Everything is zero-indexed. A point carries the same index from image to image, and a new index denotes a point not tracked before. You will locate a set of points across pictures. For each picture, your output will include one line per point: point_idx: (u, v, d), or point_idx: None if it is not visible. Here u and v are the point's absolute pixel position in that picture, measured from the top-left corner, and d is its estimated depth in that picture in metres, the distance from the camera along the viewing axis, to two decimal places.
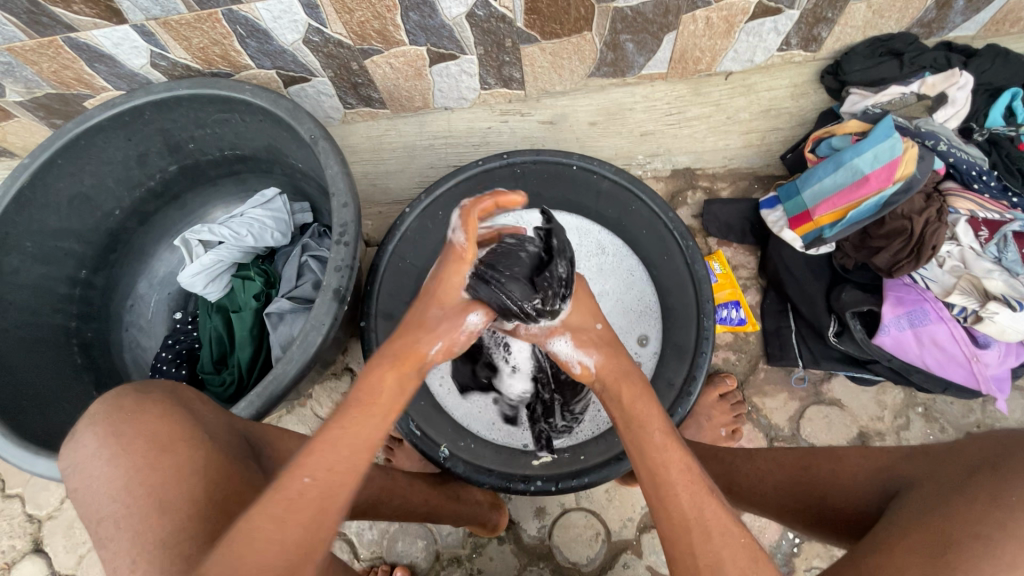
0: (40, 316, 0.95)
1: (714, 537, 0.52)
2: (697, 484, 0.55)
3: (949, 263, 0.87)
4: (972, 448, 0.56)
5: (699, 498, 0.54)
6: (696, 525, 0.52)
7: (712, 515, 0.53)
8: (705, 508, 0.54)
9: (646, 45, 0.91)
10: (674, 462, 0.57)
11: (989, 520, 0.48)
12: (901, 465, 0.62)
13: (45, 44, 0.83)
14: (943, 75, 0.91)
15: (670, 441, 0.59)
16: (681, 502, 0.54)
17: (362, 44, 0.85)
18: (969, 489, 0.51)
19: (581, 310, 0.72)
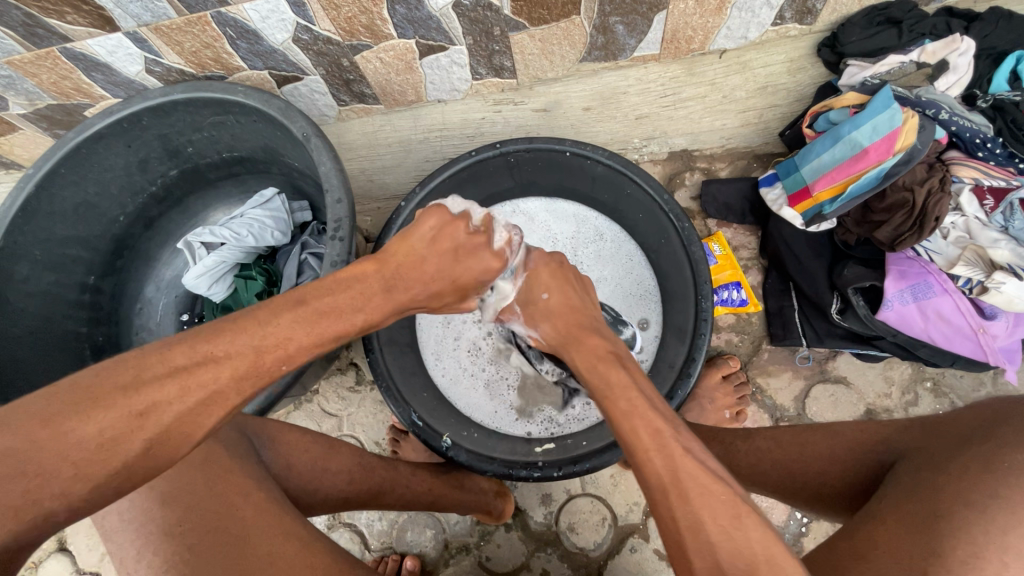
0: (53, 322, 0.98)
1: (691, 498, 0.50)
2: (672, 446, 0.54)
3: (953, 234, 0.85)
4: (965, 417, 0.55)
5: (677, 460, 0.52)
6: (685, 493, 0.50)
7: (688, 475, 0.51)
8: (681, 467, 0.52)
9: (637, 26, 0.88)
10: (641, 424, 0.56)
11: (982, 487, 0.48)
12: (895, 437, 0.62)
13: (43, 55, 0.85)
14: (943, 42, 0.88)
15: (635, 400, 0.58)
16: (659, 469, 0.53)
17: (351, 39, 0.86)
18: (960, 457, 0.51)
19: (535, 279, 0.76)
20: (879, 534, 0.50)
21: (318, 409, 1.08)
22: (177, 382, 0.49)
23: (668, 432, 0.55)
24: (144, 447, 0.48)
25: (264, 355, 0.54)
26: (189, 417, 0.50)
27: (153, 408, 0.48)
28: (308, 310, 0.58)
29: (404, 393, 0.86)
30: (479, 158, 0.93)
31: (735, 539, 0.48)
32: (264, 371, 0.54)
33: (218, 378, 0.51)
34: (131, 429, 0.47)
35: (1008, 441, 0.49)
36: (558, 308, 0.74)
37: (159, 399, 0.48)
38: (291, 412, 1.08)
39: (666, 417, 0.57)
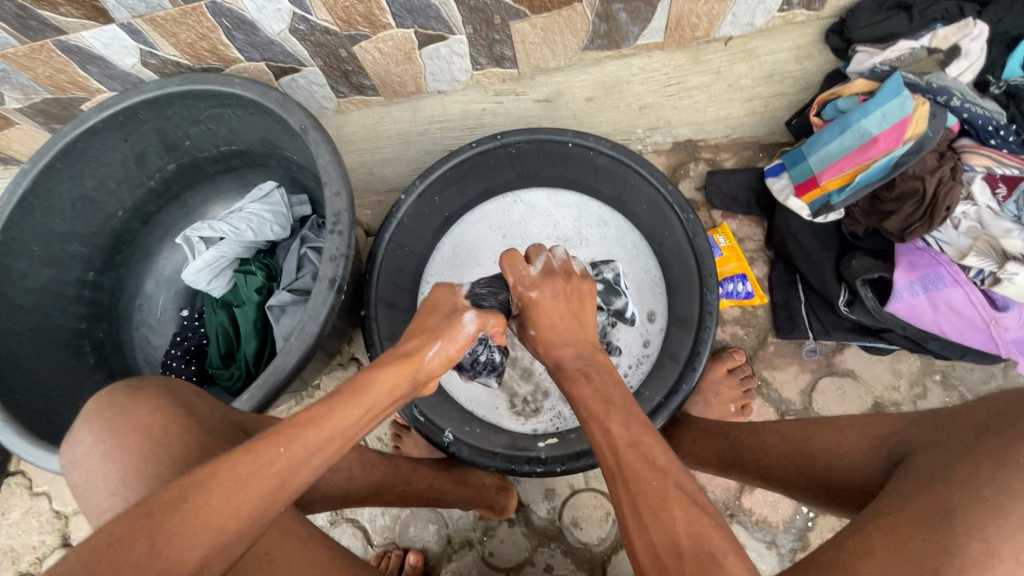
0: (52, 318, 0.97)
1: (631, 483, 0.53)
2: (619, 440, 0.56)
3: (965, 224, 0.83)
4: (979, 411, 0.54)
5: (620, 452, 0.55)
6: (629, 484, 0.53)
7: (629, 462, 0.54)
8: (624, 457, 0.55)
9: (640, 13, 0.86)
10: (597, 422, 0.59)
11: (995, 482, 0.47)
12: (905, 431, 0.60)
13: (37, 48, 0.84)
14: (955, 26, 0.86)
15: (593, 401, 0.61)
16: (610, 463, 0.56)
17: (349, 29, 0.84)
18: (974, 451, 0.50)
19: (540, 321, 0.71)
20: (882, 522, 0.49)
21: None
22: (181, 485, 0.47)
23: (627, 426, 0.57)
24: (153, 550, 0.44)
25: (262, 446, 0.49)
26: (190, 516, 0.45)
27: (158, 507, 0.45)
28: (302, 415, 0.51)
29: None
30: (479, 150, 0.92)
31: (661, 520, 0.50)
32: (259, 458, 0.48)
33: (215, 474, 0.47)
34: (136, 530, 0.44)
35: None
36: (552, 345, 0.70)
37: (164, 498, 0.46)
38: (292, 408, 1.07)
39: (623, 416, 0.59)
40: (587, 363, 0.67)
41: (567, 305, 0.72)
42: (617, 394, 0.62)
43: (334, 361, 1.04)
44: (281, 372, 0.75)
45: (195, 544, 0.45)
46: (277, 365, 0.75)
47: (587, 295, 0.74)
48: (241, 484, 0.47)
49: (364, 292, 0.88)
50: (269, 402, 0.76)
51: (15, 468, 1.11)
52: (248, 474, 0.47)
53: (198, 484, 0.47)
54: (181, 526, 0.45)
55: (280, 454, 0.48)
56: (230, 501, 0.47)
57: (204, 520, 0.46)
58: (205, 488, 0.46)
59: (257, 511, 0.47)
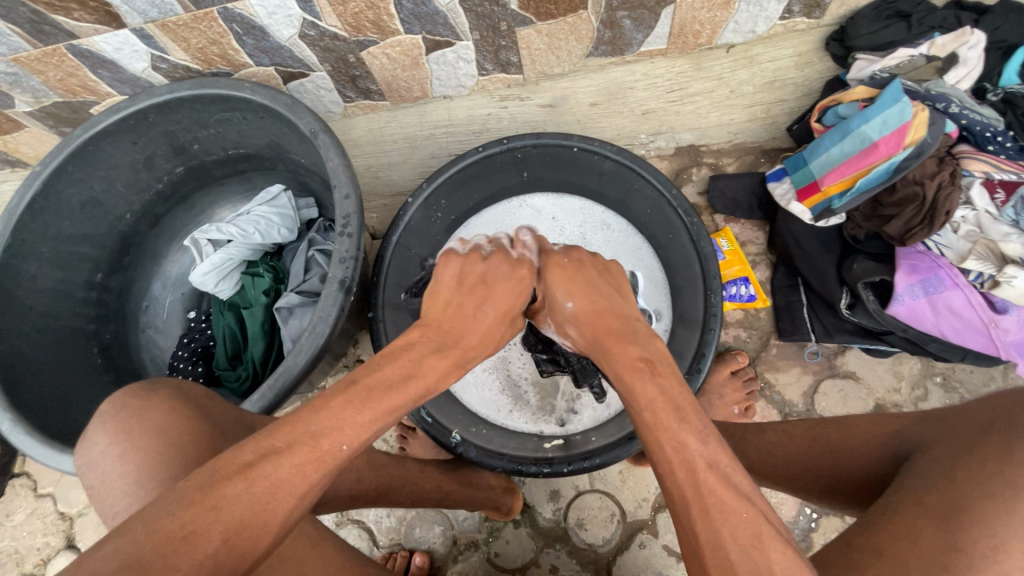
0: (61, 320, 0.98)
1: (713, 514, 0.46)
2: (696, 458, 0.49)
3: (963, 228, 0.84)
4: (982, 409, 0.55)
5: (698, 475, 0.48)
6: (708, 513, 0.46)
7: (709, 489, 0.47)
8: (703, 482, 0.48)
9: (644, 21, 0.88)
10: (664, 435, 0.52)
11: (1000, 478, 0.48)
12: (909, 430, 0.61)
13: (49, 52, 0.85)
14: (952, 35, 0.88)
15: (660, 415, 0.54)
16: (682, 487, 0.49)
17: (358, 35, 0.85)
18: (979, 447, 0.51)
19: (574, 291, 0.69)
20: (894, 524, 0.49)
21: None
22: (246, 475, 0.45)
23: (702, 443, 0.50)
24: (222, 539, 0.43)
25: (329, 444, 0.48)
26: (260, 507, 0.45)
27: (224, 499, 0.44)
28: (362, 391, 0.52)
29: None
30: (485, 154, 0.95)
31: (756, 562, 0.44)
32: (326, 453, 0.48)
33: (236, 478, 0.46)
34: (205, 525, 0.43)
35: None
36: (598, 315, 0.66)
37: (228, 492, 0.44)
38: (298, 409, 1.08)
39: (696, 429, 0.52)
40: (648, 349, 0.60)
41: (600, 275, 0.72)
42: (682, 397, 0.55)
43: (340, 363, 1.05)
44: (292, 372, 0.75)
45: (263, 533, 0.45)
46: (287, 366, 0.76)
47: (615, 269, 0.75)
48: (309, 478, 0.47)
49: (372, 294, 0.90)
50: (278, 402, 0.76)
51: (20, 469, 1.11)
52: (315, 467, 0.47)
53: (264, 475, 0.45)
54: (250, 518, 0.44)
55: (347, 451, 0.49)
56: (297, 493, 0.46)
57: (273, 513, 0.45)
58: (274, 482, 0.45)
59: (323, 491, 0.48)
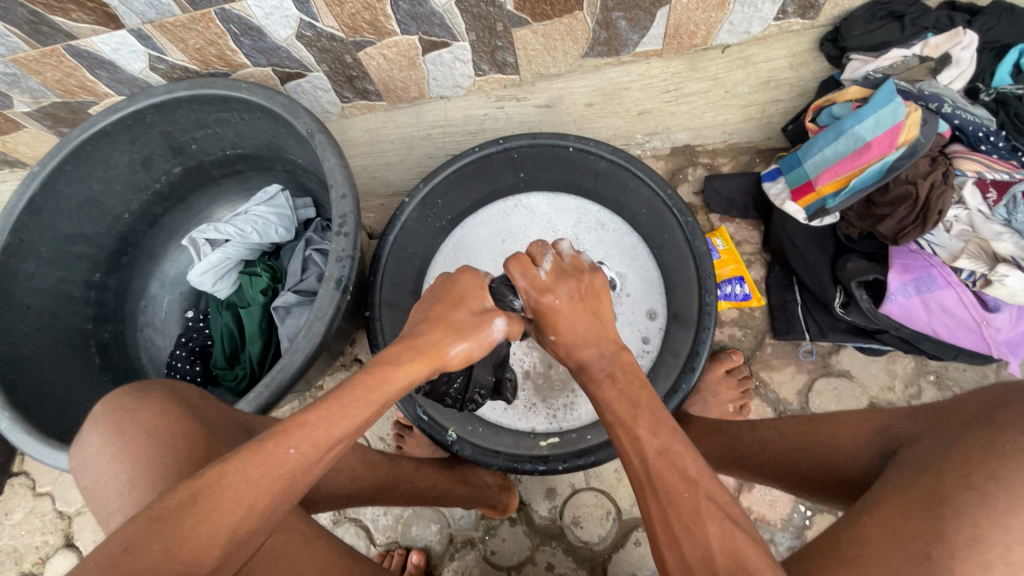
0: (59, 319, 0.98)
1: (660, 494, 0.53)
2: (647, 447, 0.56)
3: (957, 228, 0.86)
4: (968, 404, 0.56)
5: (649, 460, 0.55)
6: (656, 493, 0.53)
7: (659, 472, 0.54)
8: (654, 467, 0.55)
9: (639, 21, 0.88)
10: (623, 429, 0.59)
11: (982, 470, 0.48)
12: (898, 425, 0.62)
13: (47, 53, 0.85)
14: (945, 36, 0.89)
15: (620, 412, 0.61)
16: (638, 472, 0.56)
17: (355, 36, 0.86)
18: (965, 441, 0.52)
19: (566, 331, 0.70)
20: (879, 515, 0.50)
21: None
22: (191, 487, 0.46)
23: (652, 432, 0.57)
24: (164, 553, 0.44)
25: (272, 447, 0.48)
26: (203, 517, 0.45)
27: (170, 510, 0.45)
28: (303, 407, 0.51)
29: None
30: (482, 154, 0.94)
31: (694, 535, 0.50)
32: (269, 458, 0.48)
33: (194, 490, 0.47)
34: (149, 536, 0.44)
35: (1012, 426, 0.50)
36: (575, 347, 0.70)
37: (172, 502, 0.46)
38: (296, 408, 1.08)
39: (651, 421, 0.59)
40: (610, 363, 0.67)
41: (583, 305, 0.71)
42: (642, 396, 0.62)
43: (337, 362, 1.05)
44: (289, 370, 0.76)
45: (210, 550, 0.45)
46: (284, 364, 0.76)
47: (600, 288, 0.74)
48: (255, 485, 0.47)
49: (368, 293, 0.89)
50: (274, 401, 0.76)
51: (19, 468, 1.11)
52: (259, 475, 0.47)
53: (209, 485, 0.46)
54: (196, 526, 0.45)
55: (291, 455, 0.48)
56: (243, 501, 0.46)
57: (219, 522, 0.45)
58: (217, 492, 0.46)
59: (279, 499, 0.48)
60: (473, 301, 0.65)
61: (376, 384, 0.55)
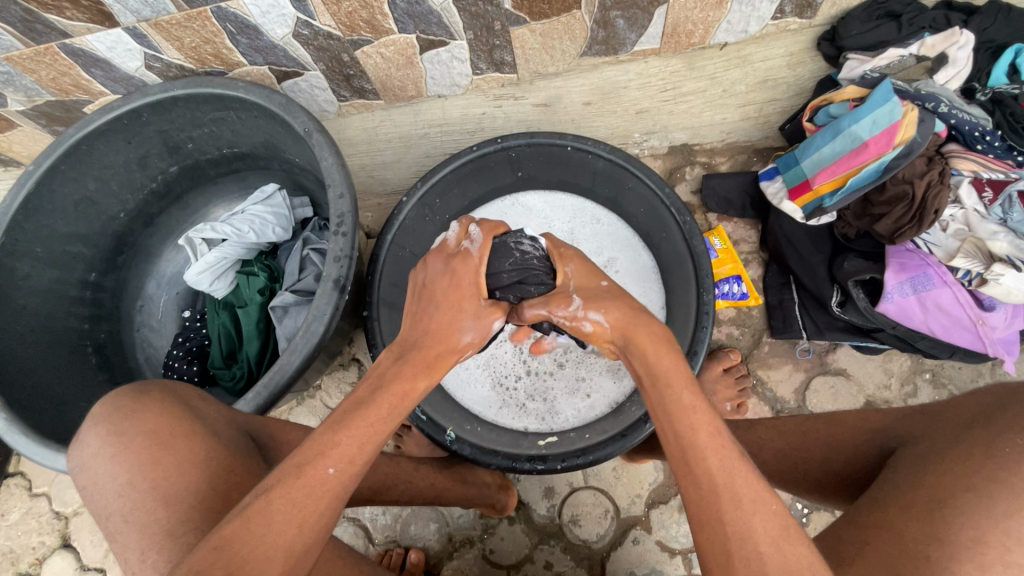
0: (54, 319, 0.98)
1: (744, 504, 0.47)
2: (730, 449, 0.50)
3: (953, 227, 0.85)
4: (966, 405, 0.56)
5: (730, 462, 0.49)
6: (736, 499, 0.47)
7: (744, 481, 0.48)
8: (737, 472, 0.48)
9: (638, 20, 0.88)
10: (700, 422, 0.51)
11: (984, 473, 0.48)
12: (896, 426, 0.62)
13: (41, 51, 0.85)
14: (942, 35, 0.89)
15: (697, 400, 0.53)
16: (715, 475, 0.48)
17: (352, 34, 0.85)
18: (964, 443, 0.52)
19: (591, 273, 0.73)
20: (878, 519, 0.50)
21: (321, 404, 1.08)
22: (242, 514, 0.49)
23: (717, 435, 0.50)
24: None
25: (312, 467, 0.52)
26: (259, 540, 0.48)
27: (224, 539, 0.48)
28: (341, 417, 0.56)
29: None
30: (480, 153, 0.94)
31: (785, 556, 0.45)
32: (315, 478, 0.52)
33: (270, 501, 0.50)
34: (208, 564, 0.46)
35: (1011, 428, 0.50)
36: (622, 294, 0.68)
37: (228, 532, 0.48)
38: (294, 407, 1.08)
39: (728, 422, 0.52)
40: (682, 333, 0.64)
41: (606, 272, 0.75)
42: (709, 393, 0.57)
43: (335, 362, 1.05)
44: (286, 372, 0.75)
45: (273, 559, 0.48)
46: (282, 365, 0.76)
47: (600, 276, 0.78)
48: (302, 505, 0.50)
49: (366, 292, 0.89)
50: (272, 402, 0.76)
51: (15, 469, 1.11)
52: (305, 494, 0.51)
53: (258, 509, 0.49)
54: (252, 551, 0.47)
55: (332, 473, 0.52)
56: (294, 519, 0.50)
57: (275, 541, 0.48)
58: (266, 513, 0.49)
59: (325, 517, 0.52)
60: (466, 298, 0.69)
61: (389, 379, 0.61)
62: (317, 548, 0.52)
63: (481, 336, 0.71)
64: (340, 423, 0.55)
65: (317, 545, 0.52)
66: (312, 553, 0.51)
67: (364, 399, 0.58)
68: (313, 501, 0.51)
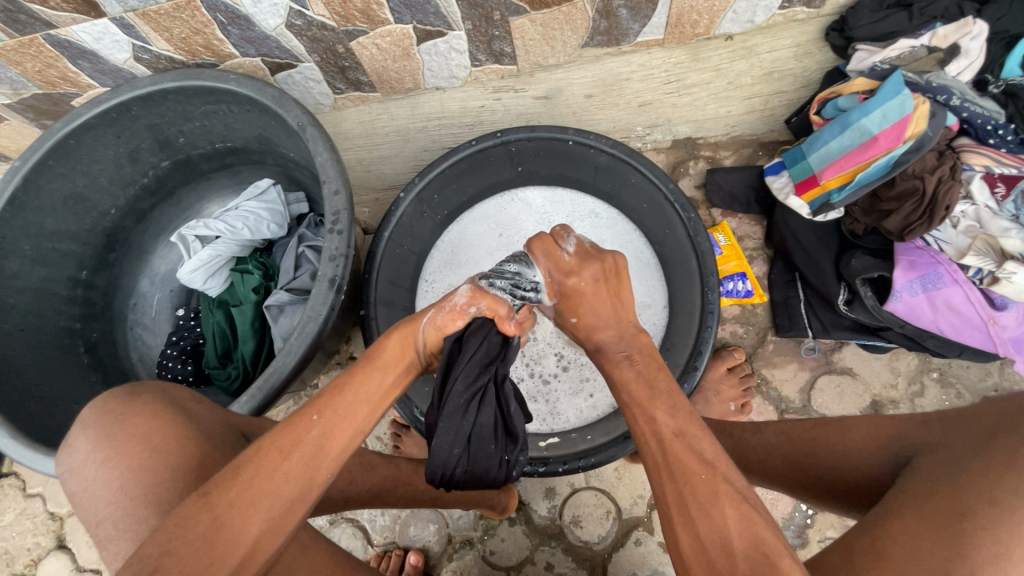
0: (45, 318, 0.96)
1: (677, 477, 0.49)
2: (664, 430, 0.53)
3: (963, 224, 0.84)
4: (987, 413, 0.54)
5: (666, 442, 0.52)
6: (673, 474, 0.50)
7: (676, 454, 0.51)
8: (670, 448, 0.51)
9: (641, 10, 0.85)
10: (641, 409, 0.55)
11: (1005, 486, 0.47)
12: (911, 434, 0.61)
13: (26, 42, 0.82)
14: (955, 24, 0.86)
15: (636, 392, 0.57)
16: (654, 453, 0.52)
17: (346, 25, 0.83)
18: (985, 455, 0.50)
19: (568, 301, 0.68)
20: (894, 530, 0.49)
21: None
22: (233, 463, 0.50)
23: (652, 422, 0.54)
24: (210, 522, 0.46)
25: (299, 417, 0.52)
26: (241, 487, 0.48)
27: (214, 486, 0.48)
28: (337, 385, 0.55)
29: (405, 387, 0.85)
30: (479, 147, 0.92)
31: (712, 519, 0.46)
32: (300, 429, 0.51)
33: (259, 450, 0.50)
34: (194, 512, 0.46)
35: None
36: (595, 329, 0.67)
37: (217, 478, 0.49)
38: (291, 407, 1.07)
39: (668, 403, 0.55)
40: (629, 345, 0.64)
41: (604, 288, 0.68)
42: (659, 377, 0.58)
43: (333, 361, 1.03)
44: (282, 373, 0.74)
45: (251, 514, 0.47)
46: (277, 366, 0.74)
47: (623, 271, 0.70)
48: (286, 457, 0.50)
49: (363, 291, 0.87)
50: (269, 403, 0.74)
51: (8, 470, 1.09)
52: (290, 443, 0.50)
53: (246, 460, 0.49)
54: (237, 497, 0.47)
55: (315, 421, 0.52)
56: (277, 470, 0.49)
57: (260, 488, 0.48)
58: (253, 458, 0.49)
59: (309, 473, 0.50)
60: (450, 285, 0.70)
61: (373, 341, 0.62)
62: (307, 508, 0.50)
63: (457, 316, 0.63)
64: (334, 386, 0.55)
65: (308, 506, 0.50)
66: (297, 512, 0.49)
67: (359, 369, 0.58)
68: (299, 455, 0.50)
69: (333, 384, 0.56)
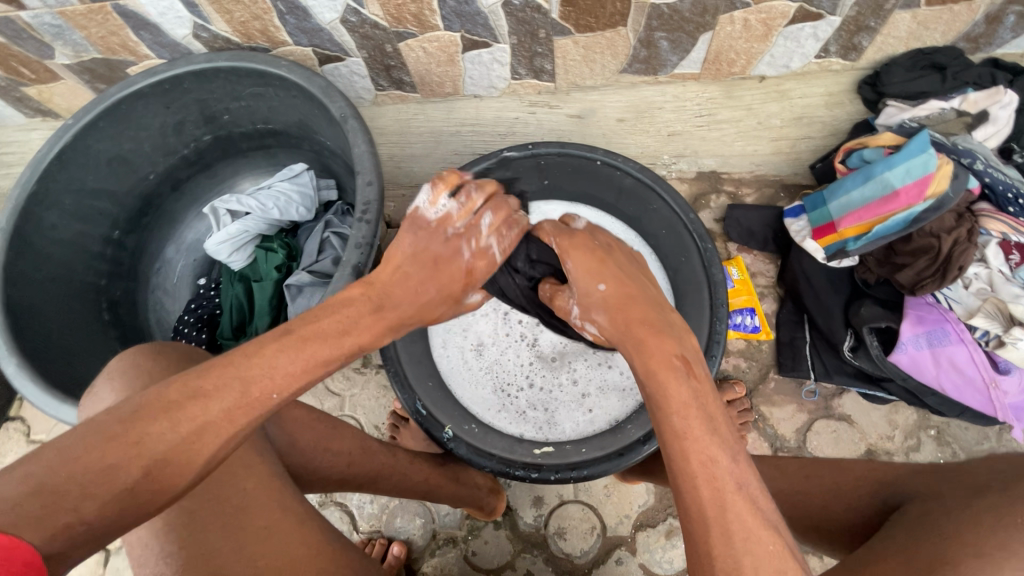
0: (74, 272, 0.99)
1: (737, 539, 0.44)
2: (727, 480, 0.46)
3: (975, 285, 0.86)
4: (982, 473, 0.56)
5: (729, 497, 0.45)
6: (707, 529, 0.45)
7: (737, 518, 0.44)
8: (731, 505, 0.45)
9: (681, 44, 0.89)
10: (692, 450, 0.47)
11: (993, 539, 0.48)
12: (905, 482, 0.62)
13: (95, 9, 0.86)
14: (986, 92, 0.88)
15: (689, 424, 0.48)
16: (705, 502, 0.45)
17: (398, 27, 0.86)
18: (975, 505, 0.52)
19: (581, 266, 0.62)
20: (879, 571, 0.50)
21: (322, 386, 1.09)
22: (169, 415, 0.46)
23: (709, 466, 0.46)
24: (141, 473, 0.45)
25: (251, 382, 0.49)
26: (183, 444, 0.47)
27: (146, 437, 0.46)
28: (296, 336, 0.53)
29: (412, 380, 0.88)
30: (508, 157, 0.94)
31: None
32: (255, 399, 0.49)
33: (208, 409, 0.48)
34: (125, 461, 0.45)
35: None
36: (627, 297, 0.58)
37: (153, 430, 0.46)
38: None
39: (727, 445, 0.47)
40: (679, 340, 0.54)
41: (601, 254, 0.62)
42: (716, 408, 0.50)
43: None
44: None
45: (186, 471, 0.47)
46: None
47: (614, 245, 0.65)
48: (232, 420, 0.48)
49: None
50: None
51: (16, 414, 1.13)
52: (241, 410, 0.49)
53: (192, 413, 0.47)
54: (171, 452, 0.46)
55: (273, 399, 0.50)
56: (222, 433, 0.48)
57: (197, 453, 0.47)
58: (201, 423, 0.47)
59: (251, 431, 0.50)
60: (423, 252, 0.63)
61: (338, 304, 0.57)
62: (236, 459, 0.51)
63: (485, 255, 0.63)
64: (278, 347, 0.51)
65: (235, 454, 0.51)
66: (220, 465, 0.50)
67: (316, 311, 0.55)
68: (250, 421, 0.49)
69: (282, 348, 0.51)
